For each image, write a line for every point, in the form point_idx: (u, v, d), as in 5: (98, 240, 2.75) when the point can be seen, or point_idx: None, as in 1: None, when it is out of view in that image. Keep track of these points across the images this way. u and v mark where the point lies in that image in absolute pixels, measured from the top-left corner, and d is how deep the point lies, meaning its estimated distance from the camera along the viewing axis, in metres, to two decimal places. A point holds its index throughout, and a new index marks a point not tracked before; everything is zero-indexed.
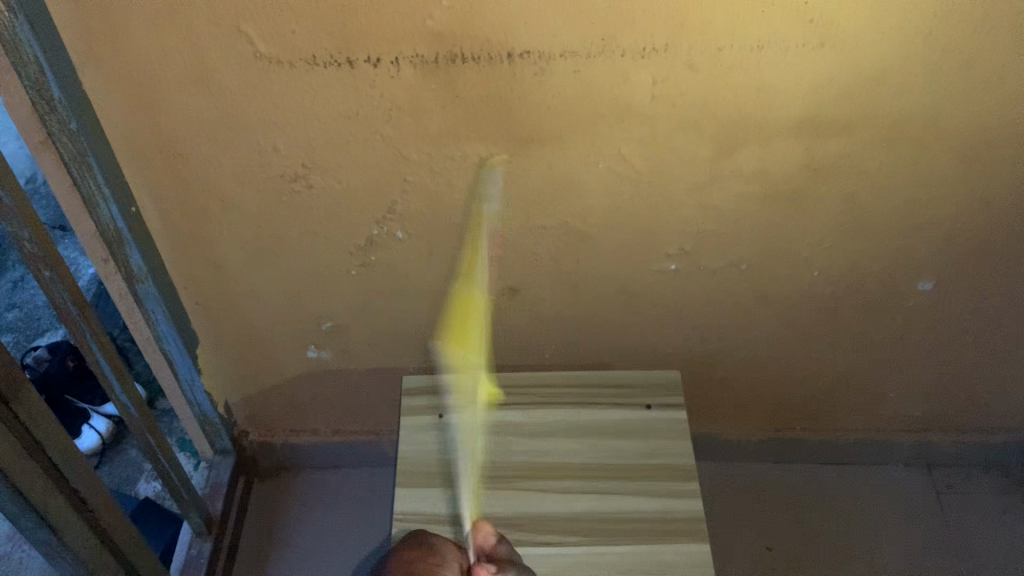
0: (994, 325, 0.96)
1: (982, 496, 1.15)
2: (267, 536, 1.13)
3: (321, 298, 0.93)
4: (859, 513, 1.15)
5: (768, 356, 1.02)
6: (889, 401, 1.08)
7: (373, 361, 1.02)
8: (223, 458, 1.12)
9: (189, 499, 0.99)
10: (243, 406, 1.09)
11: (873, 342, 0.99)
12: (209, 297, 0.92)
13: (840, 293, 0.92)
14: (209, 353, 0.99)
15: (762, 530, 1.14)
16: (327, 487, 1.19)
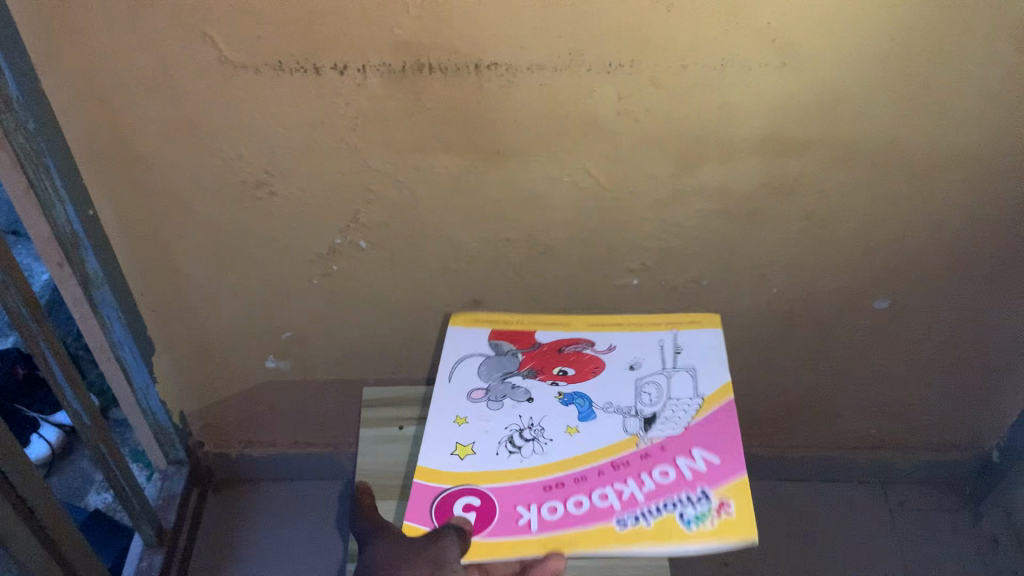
0: (946, 344, 0.98)
1: (934, 512, 1.17)
2: (219, 549, 1.11)
3: (281, 306, 0.92)
4: (813, 529, 1.16)
5: (727, 372, 1.03)
6: (845, 417, 1.10)
7: (332, 372, 1.01)
8: (177, 468, 1.10)
9: (141, 510, 0.96)
10: (198, 416, 1.07)
11: (829, 358, 1.01)
12: (166, 304, 0.91)
13: (798, 310, 0.94)
14: (165, 362, 0.98)
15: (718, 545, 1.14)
16: (283, 500, 1.17)
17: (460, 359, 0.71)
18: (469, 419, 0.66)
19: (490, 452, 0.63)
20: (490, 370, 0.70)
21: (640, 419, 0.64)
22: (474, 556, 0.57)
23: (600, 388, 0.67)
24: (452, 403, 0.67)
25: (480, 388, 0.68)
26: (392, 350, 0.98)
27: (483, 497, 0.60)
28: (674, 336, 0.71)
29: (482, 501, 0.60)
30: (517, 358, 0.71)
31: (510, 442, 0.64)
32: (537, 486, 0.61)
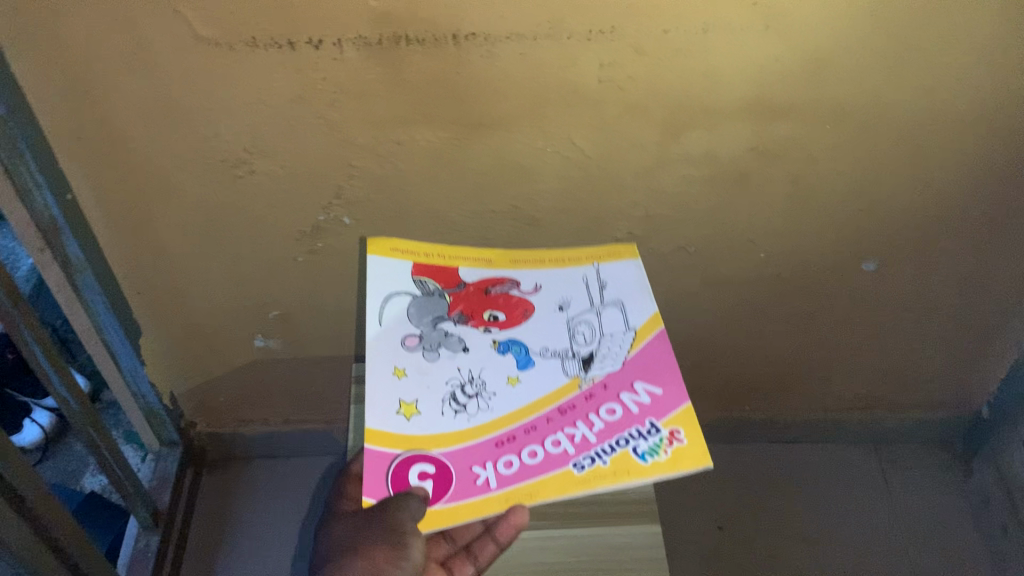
0: (935, 303, 0.98)
1: (924, 471, 1.18)
2: (217, 528, 1.11)
3: (267, 285, 0.91)
4: (806, 489, 1.17)
5: (717, 337, 1.03)
6: (836, 379, 1.10)
7: (322, 349, 1.01)
8: (170, 449, 1.09)
9: (135, 492, 0.96)
10: (189, 397, 1.06)
11: (818, 321, 1.00)
12: (151, 286, 0.90)
13: (787, 274, 0.94)
14: (153, 344, 0.97)
15: (712, 507, 1.15)
16: (278, 477, 1.16)
17: (383, 301, 0.66)
18: (407, 371, 0.63)
19: (435, 412, 0.60)
20: (417, 313, 0.66)
21: (578, 361, 0.63)
22: (441, 522, 0.55)
23: (533, 333, 0.65)
24: (385, 357, 0.63)
25: (411, 334, 0.65)
26: None
27: (436, 462, 0.58)
28: (595, 269, 0.70)
29: (436, 467, 0.58)
30: (446, 300, 0.67)
31: (454, 399, 0.61)
32: (489, 443, 0.59)
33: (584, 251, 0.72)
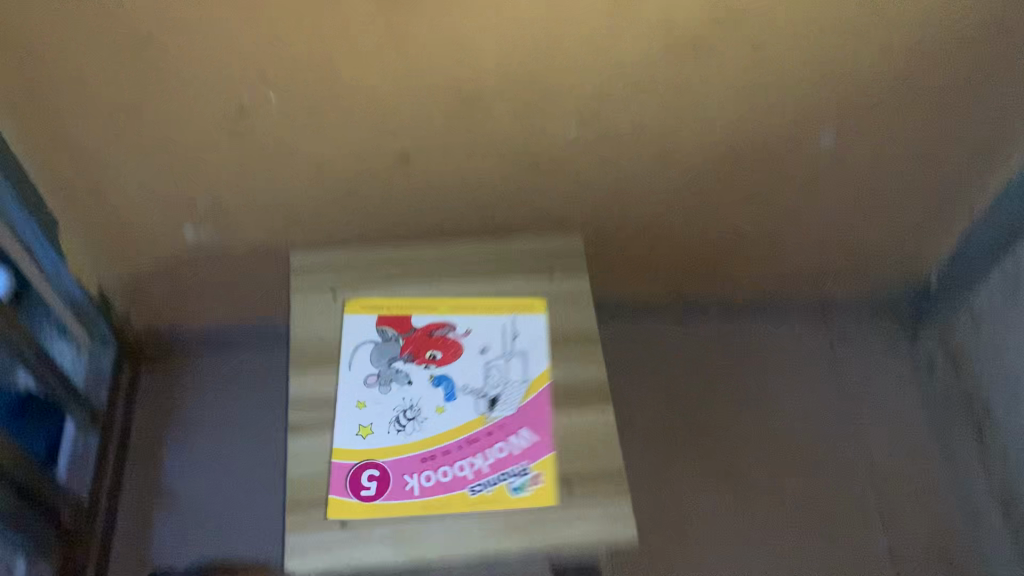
0: (891, 174, 0.96)
1: (873, 340, 1.16)
2: (153, 422, 1.05)
3: (194, 172, 0.85)
4: (757, 361, 1.14)
5: (669, 216, 1.00)
6: (789, 254, 1.08)
7: (257, 239, 0.95)
8: (104, 347, 1.03)
9: (64, 392, 0.92)
10: (120, 290, 1.01)
11: (774, 196, 0.98)
12: (66, 175, 0.84)
13: (742, 148, 0.90)
14: (75, 238, 0.91)
15: (664, 382, 1.12)
16: (214, 368, 1.09)
17: (355, 347, 0.79)
18: (368, 402, 0.76)
19: (383, 432, 0.74)
20: (377, 355, 0.79)
21: (485, 400, 0.76)
22: (374, 515, 0.70)
23: (461, 371, 0.78)
24: (351, 391, 0.76)
25: (372, 372, 0.77)
26: (319, 216, 0.93)
27: (381, 469, 0.72)
28: (513, 320, 0.81)
29: (380, 472, 0.72)
30: (399, 343, 0.79)
31: (395, 422, 0.74)
32: (416, 459, 0.73)
33: (501, 301, 0.83)
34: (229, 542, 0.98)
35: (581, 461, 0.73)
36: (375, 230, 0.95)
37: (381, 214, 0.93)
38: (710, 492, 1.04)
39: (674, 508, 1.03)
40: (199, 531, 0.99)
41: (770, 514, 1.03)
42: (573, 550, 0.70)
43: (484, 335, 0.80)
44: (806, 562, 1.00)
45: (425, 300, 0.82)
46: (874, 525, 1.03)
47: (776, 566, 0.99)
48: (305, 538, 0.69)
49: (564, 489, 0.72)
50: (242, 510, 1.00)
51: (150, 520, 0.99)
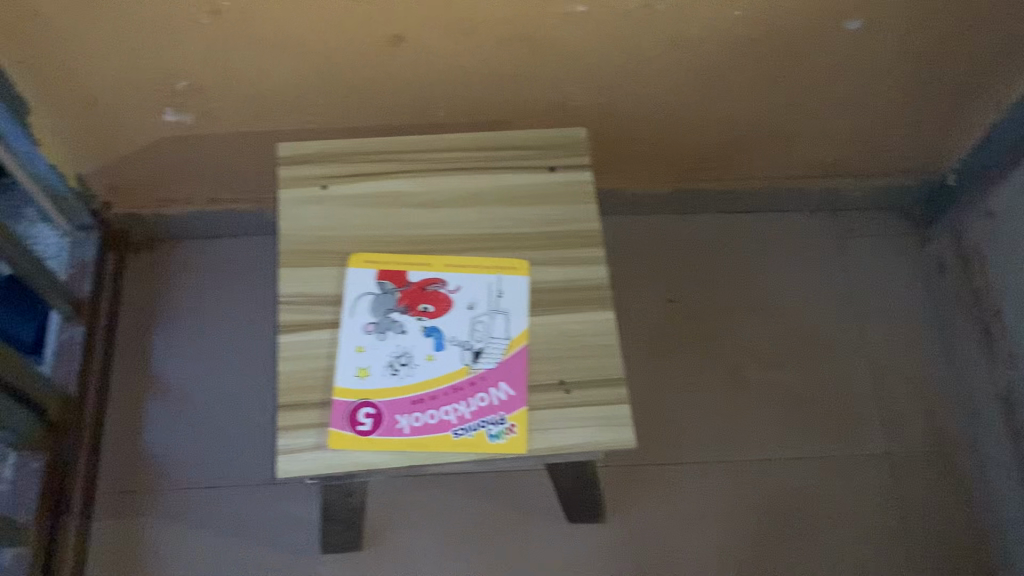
0: (918, 63, 0.90)
1: (882, 238, 1.14)
2: (143, 311, 1.03)
3: (170, 53, 0.79)
4: (761, 259, 1.12)
5: (680, 105, 0.94)
6: (803, 147, 1.03)
7: (242, 124, 0.90)
8: (86, 234, 1.00)
9: (48, 284, 0.89)
10: (99, 175, 0.96)
11: (792, 86, 0.92)
12: (32, 54, 0.77)
13: (763, 35, 0.84)
14: (47, 121, 0.85)
15: (665, 280, 1.10)
16: (206, 258, 1.07)
17: (354, 298, 0.73)
18: (367, 347, 0.71)
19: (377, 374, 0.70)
20: (374, 305, 0.73)
21: (471, 351, 0.71)
22: (351, 446, 0.67)
23: (452, 324, 0.72)
24: (349, 335, 0.71)
25: (369, 321, 0.72)
26: (307, 100, 0.87)
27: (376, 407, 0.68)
28: (499, 280, 0.74)
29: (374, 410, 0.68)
30: (395, 295, 0.73)
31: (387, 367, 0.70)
32: (406, 400, 0.68)
33: (490, 259, 0.76)
34: (221, 427, 0.97)
35: (579, 365, 0.71)
36: (366, 115, 0.90)
37: (373, 98, 0.87)
38: (707, 388, 1.03)
39: (671, 405, 1.02)
40: (191, 416, 0.98)
41: (766, 411, 1.02)
42: (570, 455, 0.68)
43: (481, 234, 0.77)
44: (800, 460, 1.00)
45: (423, 250, 0.76)
46: (870, 423, 1.03)
47: (769, 462, 1.00)
48: (294, 441, 0.67)
49: (562, 391, 0.70)
50: (235, 397, 0.99)
51: (141, 409, 0.98)
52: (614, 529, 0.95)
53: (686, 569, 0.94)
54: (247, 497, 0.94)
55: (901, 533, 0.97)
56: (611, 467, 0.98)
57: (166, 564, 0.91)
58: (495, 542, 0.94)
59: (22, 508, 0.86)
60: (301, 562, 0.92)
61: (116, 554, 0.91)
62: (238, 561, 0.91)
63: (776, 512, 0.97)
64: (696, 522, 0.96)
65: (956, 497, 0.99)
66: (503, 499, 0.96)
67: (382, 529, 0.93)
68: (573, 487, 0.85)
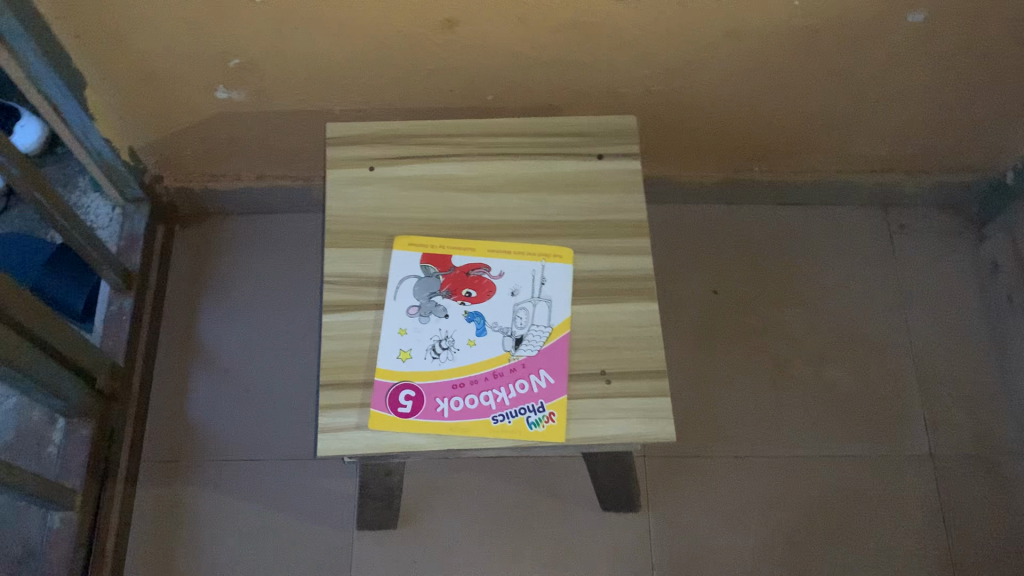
0: (981, 58, 0.88)
1: (935, 236, 1.11)
2: (192, 284, 1.05)
3: (225, 31, 0.79)
4: (810, 253, 1.10)
5: (733, 95, 0.93)
6: (857, 140, 1.01)
7: (293, 103, 0.90)
8: (136, 207, 1.02)
9: (99, 256, 0.90)
10: (151, 149, 0.97)
11: (849, 78, 0.90)
12: (91, 30, 0.78)
13: (822, 27, 0.82)
14: (102, 95, 0.87)
15: (710, 271, 1.09)
16: (255, 233, 1.08)
17: (398, 280, 0.73)
18: (409, 329, 0.71)
19: (417, 358, 0.70)
20: (418, 289, 0.73)
21: (512, 338, 0.71)
22: (392, 429, 0.67)
23: (494, 310, 0.72)
24: (392, 317, 0.72)
25: (412, 304, 0.72)
26: (358, 81, 0.87)
27: (417, 390, 0.68)
28: (542, 267, 0.74)
29: (415, 393, 0.68)
30: (439, 279, 0.73)
31: (428, 351, 0.70)
32: (447, 384, 0.69)
33: (534, 246, 0.76)
34: (262, 401, 0.99)
35: (621, 356, 0.71)
36: (416, 96, 0.90)
37: (424, 81, 0.87)
38: (749, 381, 1.02)
39: (711, 397, 1.01)
40: (233, 388, 0.99)
41: (808, 407, 1.01)
42: (608, 446, 0.68)
43: (527, 222, 0.77)
44: (841, 458, 0.99)
45: (467, 236, 0.76)
46: (914, 423, 1.01)
47: (809, 460, 0.99)
48: (335, 420, 0.67)
49: (602, 381, 0.69)
50: (276, 372, 1.00)
51: (186, 381, 1.00)
52: (649, 519, 0.95)
53: (721, 562, 0.93)
54: (285, 471, 0.96)
55: (942, 536, 0.95)
56: (649, 458, 0.98)
57: (206, 533, 0.92)
58: (530, 527, 0.94)
59: (70, 473, 0.87)
60: (337, 536, 0.93)
61: (158, 522, 0.93)
62: (275, 533, 0.93)
63: (814, 510, 0.96)
64: (733, 516, 0.96)
65: (1001, 502, 0.97)
66: (539, 485, 0.96)
67: (419, 510, 0.94)
68: (610, 477, 0.85)
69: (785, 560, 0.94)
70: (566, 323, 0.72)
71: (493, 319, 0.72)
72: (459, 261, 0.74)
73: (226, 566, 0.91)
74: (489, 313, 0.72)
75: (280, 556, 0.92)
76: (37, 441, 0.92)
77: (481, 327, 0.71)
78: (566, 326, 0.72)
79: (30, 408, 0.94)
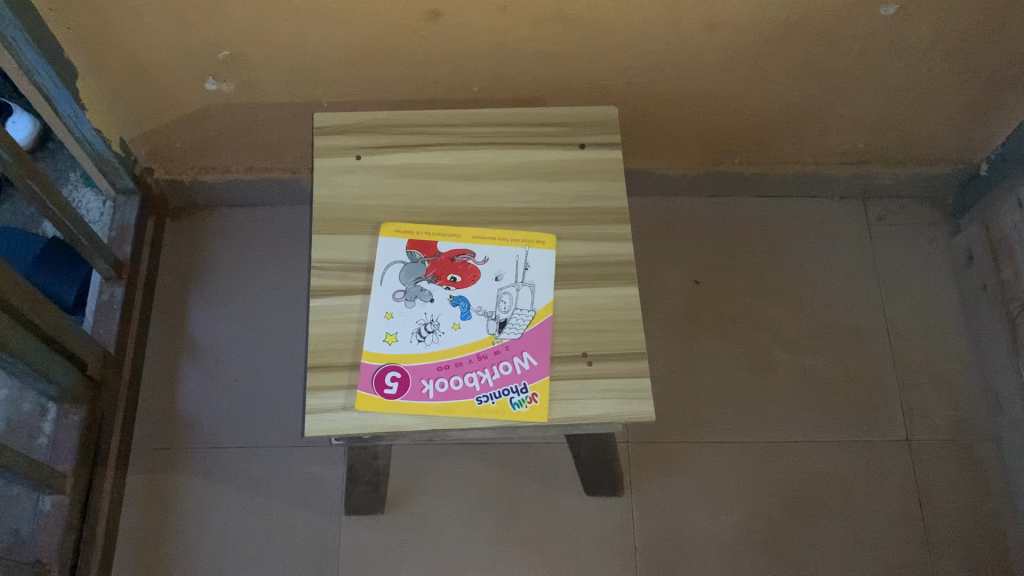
0: (953, 51, 0.90)
1: (912, 228, 1.14)
2: (182, 276, 1.06)
3: (214, 22, 0.81)
4: (790, 244, 1.12)
5: (713, 87, 0.95)
6: (835, 132, 1.03)
7: (281, 95, 0.92)
8: (127, 199, 1.03)
9: (91, 245, 0.92)
10: (142, 140, 0.99)
11: (825, 70, 0.92)
12: (83, 22, 0.80)
13: (797, 19, 0.84)
14: (94, 86, 0.88)
15: (692, 262, 1.11)
16: (245, 225, 1.10)
17: (385, 266, 0.75)
18: (396, 313, 0.73)
19: (404, 341, 0.71)
20: (404, 274, 0.75)
21: (496, 321, 0.73)
22: (379, 409, 0.68)
23: (478, 294, 0.74)
24: (378, 301, 0.73)
25: (398, 288, 0.74)
26: (347, 72, 0.89)
27: (403, 371, 0.70)
28: (526, 253, 0.76)
29: (401, 374, 0.70)
30: (425, 265, 0.75)
31: (414, 334, 0.72)
32: (433, 366, 0.70)
33: (517, 232, 0.77)
34: (251, 390, 1.00)
35: (603, 339, 0.72)
36: (402, 88, 0.92)
37: (410, 72, 0.89)
38: (731, 370, 1.04)
39: (693, 385, 1.03)
40: (223, 377, 1.01)
41: (789, 393, 1.03)
42: (591, 425, 0.70)
43: (511, 208, 0.79)
44: (820, 443, 1.01)
45: (453, 223, 0.78)
46: (892, 409, 1.03)
47: (790, 445, 1.01)
48: (322, 401, 0.69)
49: (584, 362, 0.71)
50: (265, 361, 1.02)
51: (176, 370, 1.01)
52: (632, 503, 0.97)
53: (703, 547, 0.95)
54: (274, 458, 0.97)
55: (918, 518, 0.97)
56: (632, 443, 1.00)
57: (195, 520, 0.94)
58: (515, 512, 0.96)
59: (61, 458, 0.88)
60: (325, 523, 0.94)
61: (149, 510, 0.94)
62: (264, 518, 0.94)
63: (795, 493, 0.98)
64: (715, 500, 0.97)
65: (976, 487, 0.99)
66: (525, 469, 0.98)
67: (406, 496, 0.96)
68: (593, 461, 0.87)
69: (765, 541, 0.96)
70: (549, 307, 0.74)
71: (479, 304, 0.74)
72: (445, 247, 0.76)
73: (215, 552, 0.92)
74: (475, 298, 0.74)
75: (269, 541, 0.93)
76: (29, 431, 0.93)
77: (466, 311, 0.73)
78: (549, 309, 0.73)
79: (21, 400, 0.95)
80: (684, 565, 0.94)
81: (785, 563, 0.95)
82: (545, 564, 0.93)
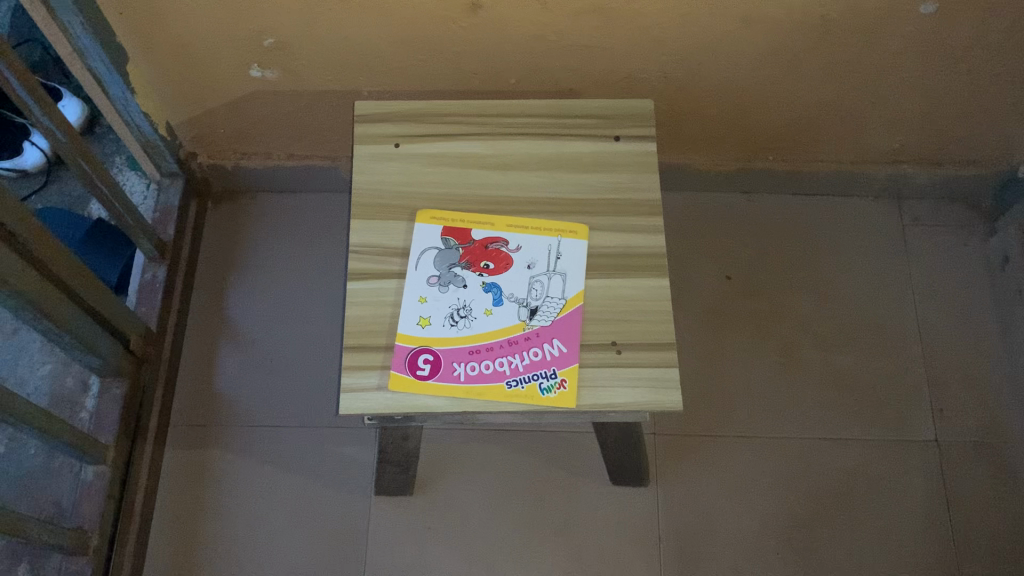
0: (992, 51, 0.90)
1: (947, 229, 1.13)
2: (222, 259, 1.09)
3: (259, 10, 0.83)
4: (823, 242, 1.12)
5: (748, 84, 0.95)
6: (871, 131, 1.03)
7: (323, 83, 0.94)
8: (171, 181, 1.06)
9: (136, 225, 0.95)
10: (188, 125, 1.02)
11: (862, 67, 0.92)
12: (134, 8, 0.82)
13: (834, 16, 0.84)
14: (142, 71, 0.91)
15: (723, 257, 1.11)
16: (284, 211, 1.12)
17: (420, 251, 0.77)
18: (430, 298, 0.74)
19: (437, 325, 0.73)
20: (439, 260, 0.76)
21: (527, 308, 0.74)
22: (412, 390, 0.70)
23: (511, 282, 0.76)
24: (413, 286, 0.75)
25: (433, 274, 0.76)
26: (388, 62, 0.91)
27: (435, 354, 0.72)
28: (558, 243, 0.77)
29: (433, 357, 0.71)
30: (458, 251, 0.77)
31: (447, 318, 0.73)
32: (464, 350, 0.72)
33: (550, 222, 0.79)
34: (286, 372, 1.03)
35: (632, 329, 0.74)
36: (441, 78, 0.94)
37: (449, 63, 0.91)
38: (760, 366, 1.05)
39: (721, 380, 1.04)
40: (259, 358, 1.03)
41: (817, 391, 1.04)
42: (618, 413, 0.71)
43: (545, 198, 0.80)
44: (847, 442, 1.01)
45: (488, 212, 0.79)
46: (921, 410, 1.03)
47: (816, 442, 1.01)
48: (356, 381, 0.71)
49: (612, 351, 0.72)
50: (300, 344, 1.04)
51: (214, 351, 1.04)
52: (656, 494, 0.98)
53: (726, 541, 0.96)
54: (307, 438, 0.99)
55: (945, 519, 0.97)
56: (659, 436, 1.01)
57: (229, 497, 0.96)
58: (541, 499, 0.97)
59: (103, 430, 0.91)
60: (354, 503, 0.96)
61: (185, 485, 0.97)
62: (295, 496, 0.97)
63: (820, 492, 0.98)
64: (740, 496, 0.98)
65: (1005, 491, 0.98)
66: (552, 458, 0.99)
67: (434, 480, 0.97)
68: (619, 450, 0.88)
69: (788, 536, 0.96)
70: (580, 296, 0.75)
71: (511, 291, 0.75)
72: (479, 234, 0.78)
73: (247, 528, 0.95)
74: (507, 285, 0.75)
75: (299, 519, 0.95)
76: (72, 405, 0.96)
77: (498, 297, 0.75)
78: (579, 298, 0.75)
79: (64, 374, 0.98)
80: (706, 558, 0.95)
81: (810, 559, 0.95)
82: (569, 551, 0.95)
